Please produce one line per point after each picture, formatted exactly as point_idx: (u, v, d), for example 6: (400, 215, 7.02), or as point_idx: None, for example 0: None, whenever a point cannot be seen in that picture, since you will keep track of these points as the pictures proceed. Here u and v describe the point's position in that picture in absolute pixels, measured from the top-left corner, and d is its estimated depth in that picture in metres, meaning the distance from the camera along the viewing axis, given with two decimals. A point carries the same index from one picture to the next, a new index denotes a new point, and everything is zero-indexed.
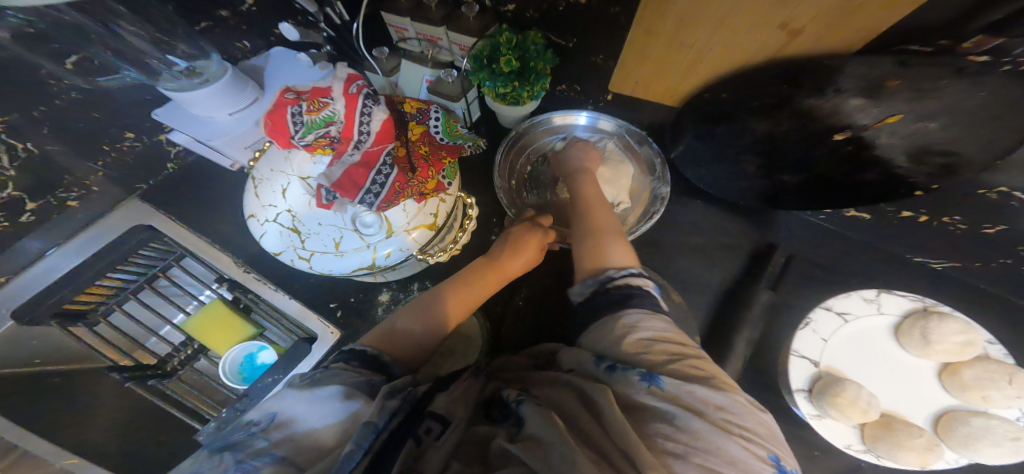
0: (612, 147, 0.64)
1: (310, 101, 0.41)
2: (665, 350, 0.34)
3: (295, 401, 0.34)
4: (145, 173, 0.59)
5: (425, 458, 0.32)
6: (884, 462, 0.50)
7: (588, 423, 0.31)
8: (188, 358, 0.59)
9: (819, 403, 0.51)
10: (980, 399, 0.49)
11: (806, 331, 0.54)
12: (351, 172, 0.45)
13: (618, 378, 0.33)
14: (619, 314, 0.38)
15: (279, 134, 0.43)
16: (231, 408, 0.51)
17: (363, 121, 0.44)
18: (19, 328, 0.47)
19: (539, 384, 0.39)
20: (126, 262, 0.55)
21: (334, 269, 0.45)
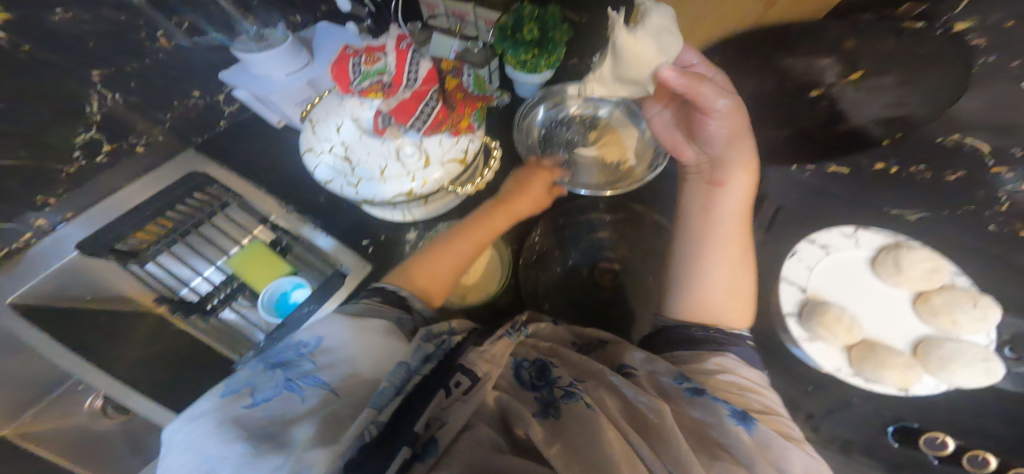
0: (617, 115, 0.71)
1: (368, 55, 0.51)
2: (756, 402, 0.40)
3: (338, 335, 0.38)
4: (198, 128, 0.66)
5: (452, 409, 0.33)
6: (873, 385, 0.54)
7: (648, 426, 0.36)
8: (226, 296, 0.63)
9: (808, 327, 0.56)
10: (949, 323, 0.55)
11: (792, 261, 0.61)
12: (403, 103, 0.53)
13: (705, 403, 0.38)
14: (718, 354, 0.45)
15: (341, 78, 0.53)
16: (268, 338, 0.55)
17: (412, 69, 0.53)
18: (82, 258, 0.55)
19: (587, 373, 0.42)
20: (175, 207, 0.61)
21: (377, 193, 0.54)
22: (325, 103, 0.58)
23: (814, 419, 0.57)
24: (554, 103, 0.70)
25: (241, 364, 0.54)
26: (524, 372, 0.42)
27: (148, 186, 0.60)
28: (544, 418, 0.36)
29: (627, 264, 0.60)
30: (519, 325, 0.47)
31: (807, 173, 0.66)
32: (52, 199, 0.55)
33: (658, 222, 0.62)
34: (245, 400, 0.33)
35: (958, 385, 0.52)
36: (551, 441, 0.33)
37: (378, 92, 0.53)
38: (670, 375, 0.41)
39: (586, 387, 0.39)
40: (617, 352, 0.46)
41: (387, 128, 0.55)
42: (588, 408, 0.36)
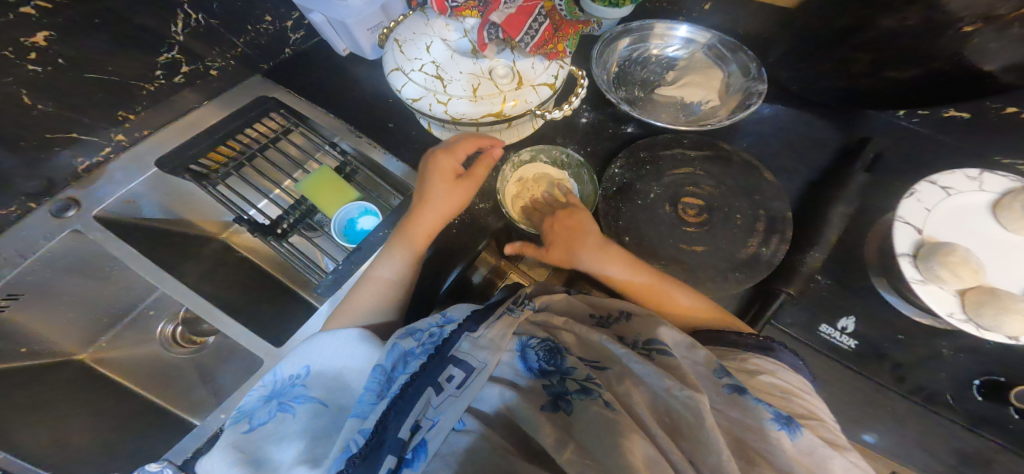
0: (701, 57, 0.66)
1: None
2: (801, 406, 0.38)
3: (323, 355, 0.41)
4: (267, 54, 0.64)
5: (445, 407, 0.35)
6: (986, 334, 0.44)
7: (684, 424, 0.34)
8: (296, 221, 0.61)
9: (927, 266, 0.47)
10: None
11: (910, 201, 0.52)
12: (511, 17, 0.52)
13: (748, 406, 0.35)
14: (752, 355, 0.43)
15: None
16: (346, 259, 0.54)
17: None
18: (157, 176, 0.56)
19: (608, 357, 0.40)
20: (246, 129, 0.60)
21: (466, 113, 0.51)
22: (410, 23, 0.56)
23: (915, 382, 0.49)
24: (634, 40, 0.67)
25: (320, 288, 0.53)
26: (533, 354, 0.39)
27: (218, 110, 0.60)
28: (554, 411, 0.34)
29: (715, 202, 0.56)
30: (524, 299, 0.45)
31: (914, 120, 0.60)
32: (131, 115, 0.55)
33: (748, 161, 0.58)
34: (243, 426, 0.37)
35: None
36: (563, 442, 0.32)
37: (473, 10, 0.55)
38: (711, 370, 0.38)
39: (609, 377, 0.38)
40: (638, 327, 0.44)
41: (489, 43, 0.54)
42: (609, 408, 0.34)
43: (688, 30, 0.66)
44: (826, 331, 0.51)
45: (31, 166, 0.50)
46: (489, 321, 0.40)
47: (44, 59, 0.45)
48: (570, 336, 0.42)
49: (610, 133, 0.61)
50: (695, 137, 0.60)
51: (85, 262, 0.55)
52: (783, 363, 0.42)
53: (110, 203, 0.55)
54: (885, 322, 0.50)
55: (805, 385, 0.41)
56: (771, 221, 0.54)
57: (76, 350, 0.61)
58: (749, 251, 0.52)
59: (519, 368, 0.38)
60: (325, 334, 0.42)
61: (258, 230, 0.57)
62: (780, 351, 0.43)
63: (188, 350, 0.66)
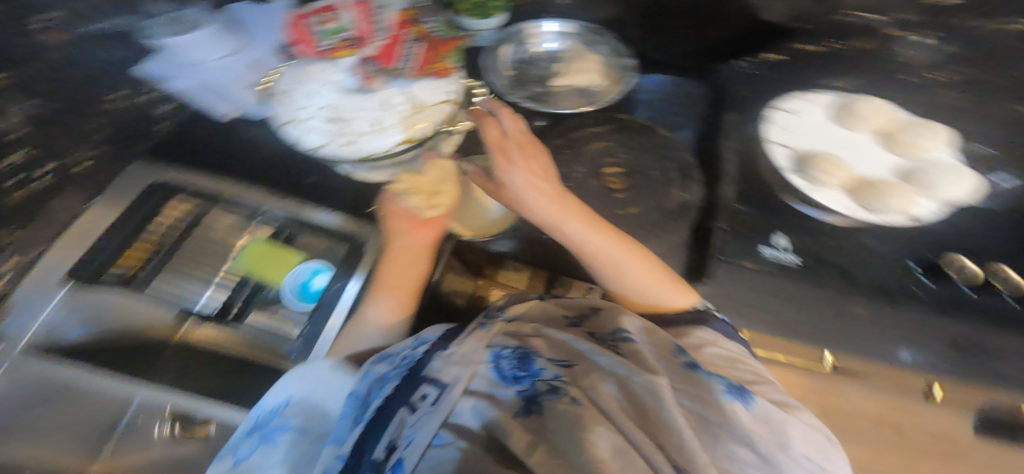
0: (575, 46, 0.71)
1: (329, 15, 0.61)
2: (747, 371, 0.39)
3: (302, 386, 0.42)
4: (142, 134, 0.56)
5: (416, 425, 0.33)
6: (886, 217, 0.55)
7: (646, 406, 0.31)
8: (248, 300, 0.53)
9: (808, 174, 0.57)
10: (914, 151, 0.60)
11: (774, 127, 0.63)
12: (382, 48, 0.61)
13: (698, 380, 0.34)
14: (696, 329, 0.45)
15: (308, 47, 0.60)
16: (309, 320, 0.50)
17: (378, 24, 0.63)
18: (77, 289, 0.44)
19: (575, 355, 0.38)
20: (159, 217, 0.51)
21: (375, 148, 0.56)
22: (289, 73, 0.59)
23: (847, 271, 0.56)
24: (516, 44, 0.71)
25: (292, 354, 0.48)
26: (505, 363, 0.37)
27: (110, 208, 0.49)
28: (526, 417, 0.32)
29: (634, 165, 0.62)
30: (495, 312, 0.45)
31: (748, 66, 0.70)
32: (5, 240, 0.46)
33: (646, 124, 0.65)
34: (228, 461, 0.39)
35: (949, 200, 0.56)
36: (532, 447, 0.29)
37: (349, 49, 0.61)
38: (667, 349, 0.37)
39: (576, 372, 0.35)
40: (605, 321, 0.42)
41: (374, 75, 0.60)
42: (574, 403, 0.31)
43: (556, 25, 0.72)
44: (770, 252, 0.57)
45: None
46: (460, 339, 0.41)
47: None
48: (539, 340, 0.40)
49: (525, 130, 0.65)
50: (596, 115, 0.66)
51: (32, 391, 0.40)
52: (716, 332, 0.44)
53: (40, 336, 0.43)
54: (804, 230, 0.58)
55: (745, 351, 0.43)
56: (683, 170, 0.61)
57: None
58: (676, 199, 0.59)
59: (493, 378, 0.36)
60: (302, 366, 0.43)
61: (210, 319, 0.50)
62: (714, 320, 0.46)
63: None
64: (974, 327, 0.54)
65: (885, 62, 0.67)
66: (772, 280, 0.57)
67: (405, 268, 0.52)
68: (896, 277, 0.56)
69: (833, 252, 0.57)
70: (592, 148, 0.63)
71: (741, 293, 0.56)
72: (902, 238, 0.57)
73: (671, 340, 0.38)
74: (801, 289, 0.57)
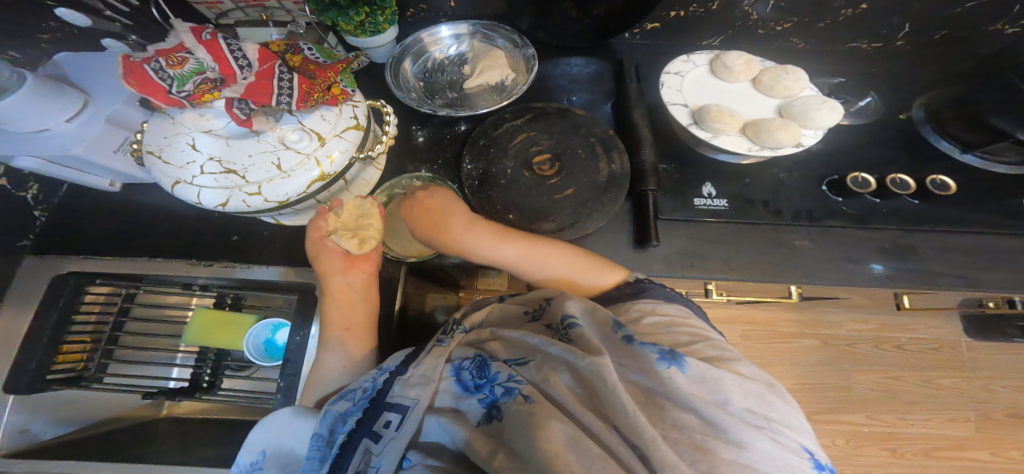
0: (475, 46, 0.72)
1: (167, 56, 0.42)
2: (685, 333, 0.42)
3: (270, 436, 0.42)
4: (18, 229, 0.54)
5: (385, 453, 0.37)
6: (780, 152, 0.62)
7: (599, 391, 0.36)
8: (215, 367, 0.59)
9: (707, 127, 0.63)
10: (783, 90, 0.68)
11: (668, 91, 0.68)
12: (253, 85, 0.45)
13: (636, 353, 0.38)
14: (643, 302, 0.48)
15: (153, 95, 0.42)
16: (282, 376, 0.52)
17: (236, 54, 0.45)
18: (21, 397, 0.50)
19: (530, 350, 0.42)
20: (77, 311, 0.53)
21: (288, 191, 0.47)
22: (154, 128, 0.48)
23: (771, 204, 0.63)
24: (415, 56, 0.70)
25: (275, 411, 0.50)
26: (467, 372, 0.41)
27: (23, 309, 0.52)
28: (489, 424, 0.38)
29: (559, 149, 0.63)
30: (454, 326, 0.47)
31: (636, 37, 0.76)
32: None
33: (561, 107, 0.67)
34: None
35: (824, 127, 0.64)
36: (496, 451, 0.36)
37: (212, 92, 0.44)
38: (609, 328, 0.41)
39: (532, 369, 0.40)
40: (557, 308, 0.46)
41: (251, 117, 0.46)
42: (527, 402, 0.37)
43: (450, 29, 0.71)
44: (701, 202, 0.62)
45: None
46: (418, 359, 0.42)
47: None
48: (496, 343, 0.44)
49: (450, 137, 0.64)
50: (513, 108, 0.67)
51: None
52: (654, 299, 0.48)
53: (4, 443, 0.49)
54: (730, 175, 0.65)
55: (680, 310, 0.46)
56: (604, 142, 0.64)
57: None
58: (605, 173, 0.61)
59: (456, 391, 0.41)
60: (262, 419, 0.42)
61: (180, 393, 0.54)
62: (654, 288, 0.50)
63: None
64: (896, 229, 0.61)
65: (761, 23, 0.74)
66: (713, 227, 0.61)
67: (352, 311, 0.52)
68: (808, 198, 0.63)
69: (754, 189, 0.64)
70: (517, 139, 0.64)
71: (687, 241, 0.60)
72: (800, 167, 0.66)
73: (610, 316, 0.42)
74: (741, 231, 0.61)
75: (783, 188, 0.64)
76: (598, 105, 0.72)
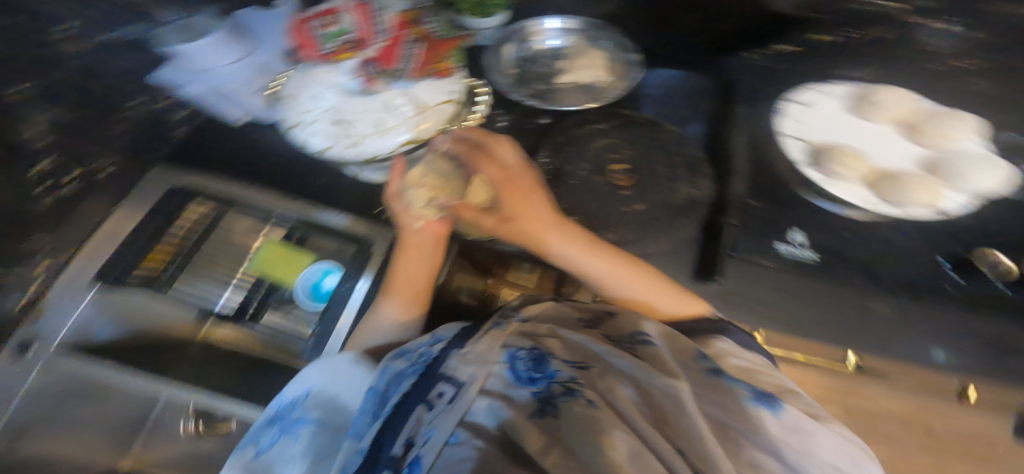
0: (580, 41, 0.71)
1: (329, 20, 0.60)
2: (770, 382, 0.37)
3: (324, 378, 0.41)
4: (153, 139, 0.58)
5: (437, 422, 0.32)
6: (907, 211, 0.53)
7: (670, 411, 0.31)
8: (262, 300, 0.55)
9: (824, 168, 0.56)
10: (941, 138, 0.57)
11: (786, 121, 0.62)
12: (382, 49, 0.59)
13: (724, 387, 0.34)
14: (713, 341, 0.44)
15: (309, 49, 0.59)
16: (322, 319, 0.51)
17: (377, 24, 0.60)
18: (105, 289, 0.47)
19: (592, 356, 0.38)
20: (180, 218, 0.55)
21: (381, 146, 0.56)
22: (296, 76, 0.59)
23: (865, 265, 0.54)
24: (517, 43, 0.71)
25: (306, 355, 0.49)
26: (521, 363, 0.37)
27: (134, 209, 0.52)
28: (541, 417, 0.32)
29: (639, 162, 0.60)
30: (510, 311, 0.44)
31: (760, 58, 0.71)
32: (39, 238, 0.47)
33: (650, 120, 0.64)
34: (249, 453, 0.38)
35: (979, 192, 0.54)
36: (550, 448, 0.29)
37: (350, 52, 0.60)
38: (688, 356, 0.38)
39: (594, 373, 0.36)
40: (624, 323, 0.44)
41: (375, 77, 0.59)
42: (590, 406, 0.32)
43: (558, 22, 0.72)
44: (788, 250, 0.55)
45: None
46: (476, 336, 0.40)
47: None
48: (554, 340, 0.40)
49: (529, 128, 0.64)
50: (601, 111, 0.66)
51: (76, 391, 0.45)
52: (736, 342, 0.44)
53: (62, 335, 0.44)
54: (835, 225, 0.55)
55: (765, 362, 0.41)
56: (690, 163, 0.60)
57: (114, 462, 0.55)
58: (682, 195, 0.57)
59: (508, 379, 0.35)
60: (320, 360, 0.43)
61: (224, 318, 0.51)
62: (733, 330, 0.46)
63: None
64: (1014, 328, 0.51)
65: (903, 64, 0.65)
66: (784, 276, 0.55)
67: (423, 264, 0.53)
68: (921, 270, 0.54)
69: (855, 246, 0.55)
70: (598, 144, 0.62)
71: (757, 287, 0.55)
72: (926, 232, 0.55)
73: (694, 346, 0.39)
74: (821, 290, 0.54)
75: (895, 253, 0.54)
76: (693, 121, 0.67)
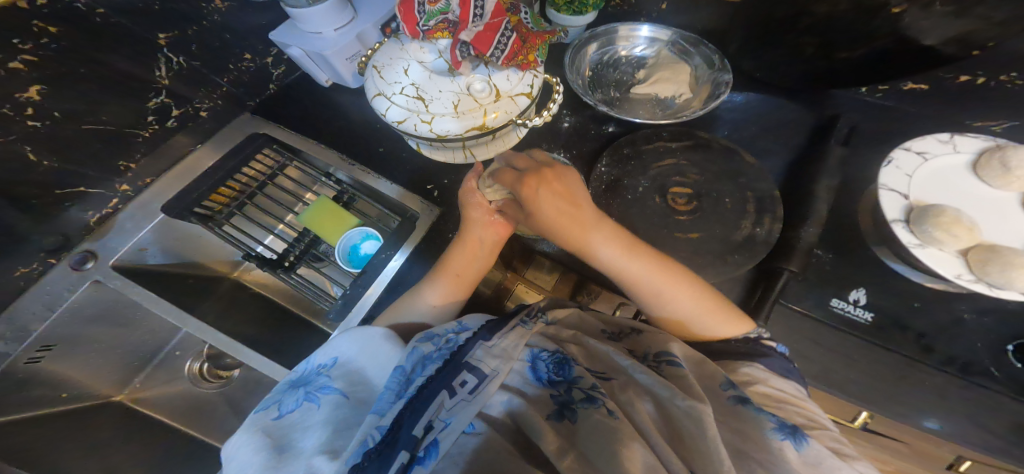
0: (668, 54, 0.70)
1: None
2: (798, 416, 0.39)
3: (353, 348, 0.43)
4: (252, 91, 0.65)
5: (456, 410, 0.35)
6: (998, 292, 0.45)
7: (684, 433, 0.35)
8: (302, 252, 0.58)
9: (920, 230, 0.48)
10: None
11: (889, 170, 0.54)
12: (480, 34, 0.50)
13: (747, 416, 0.37)
14: (740, 366, 0.44)
15: (407, 23, 0.53)
16: (353, 283, 0.53)
17: (478, 3, 0.51)
18: (169, 219, 0.55)
19: (615, 369, 0.41)
20: (250, 163, 0.59)
21: (451, 130, 0.51)
22: (385, 49, 0.56)
23: (926, 338, 0.48)
24: (602, 45, 0.70)
25: (331, 314, 0.51)
26: (543, 364, 0.40)
27: (214, 151, 0.60)
28: (559, 421, 0.36)
29: (703, 189, 0.57)
30: (536, 312, 0.45)
31: (877, 95, 0.68)
32: (132, 165, 0.55)
33: (727, 146, 0.60)
34: (273, 413, 0.40)
35: None
36: (564, 451, 0.33)
37: (445, 31, 0.52)
38: (717, 382, 0.40)
39: (614, 387, 0.39)
40: (644, 339, 0.46)
41: (463, 60, 0.53)
42: (610, 416, 0.35)
43: (649, 30, 0.70)
44: (839, 306, 0.50)
45: (43, 223, 0.50)
46: (502, 331, 0.41)
47: (39, 114, 0.46)
48: (577, 348, 0.43)
49: (594, 134, 0.63)
50: (673, 129, 0.62)
51: (111, 310, 0.54)
52: (772, 369, 0.44)
53: (125, 254, 0.54)
54: (897, 290, 0.51)
55: (797, 392, 0.42)
56: (761, 202, 0.55)
57: (114, 392, 0.62)
58: (744, 232, 0.53)
59: (528, 377, 0.39)
60: (355, 331, 0.45)
61: (264, 264, 0.54)
62: (773, 356, 0.45)
63: (216, 385, 0.68)
64: None
65: None
66: (836, 336, 0.50)
67: (473, 263, 0.52)
68: (985, 354, 0.47)
69: (917, 317, 0.49)
70: (666, 162, 0.59)
71: (802, 344, 0.50)
72: (996, 315, 0.49)
73: (721, 373, 0.41)
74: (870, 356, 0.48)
75: (963, 333, 0.48)
76: (770, 154, 0.63)
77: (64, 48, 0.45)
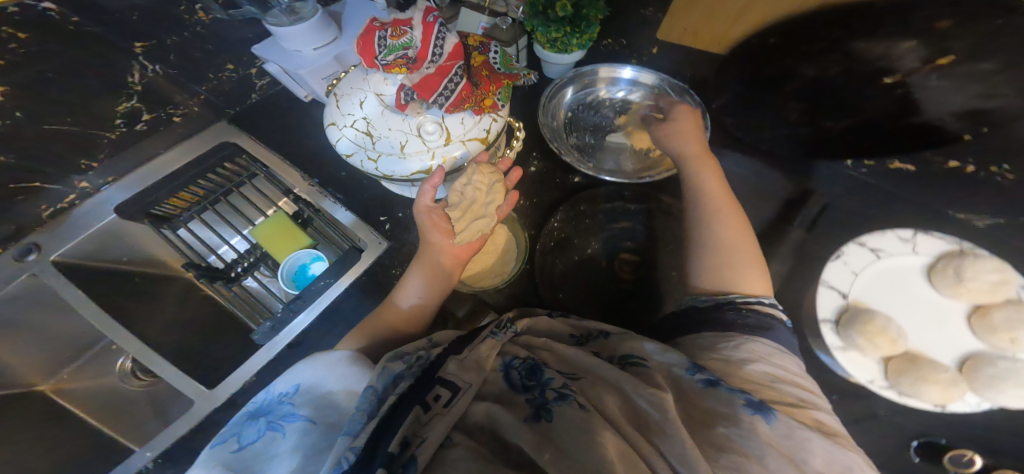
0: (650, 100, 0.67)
1: (393, 28, 0.49)
2: (793, 394, 0.37)
3: (316, 373, 0.41)
4: (231, 100, 0.65)
5: (432, 424, 0.32)
6: (907, 400, 0.50)
7: (651, 421, 0.33)
8: (252, 264, 0.63)
9: (845, 334, 0.53)
10: (1008, 341, 0.51)
11: (838, 264, 0.57)
12: (427, 78, 0.50)
13: (719, 396, 0.35)
14: (743, 342, 0.41)
15: (365, 53, 0.50)
16: (286, 306, 0.55)
17: (436, 44, 0.50)
18: (119, 221, 0.58)
19: (584, 368, 0.39)
20: (206, 176, 0.62)
21: (397, 170, 0.52)
22: (349, 77, 0.56)
23: None
24: (582, 85, 0.68)
25: (257, 335, 0.54)
26: (514, 373, 0.39)
27: (180, 156, 0.61)
28: (536, 422, 0.34)
29: (646, 257, 0.60)
30: (505, 323, 0.43)
31: (863, 171, 0.63)
32: (94, 164, 0.57)
33: None
34: (232, 446, 0.38)
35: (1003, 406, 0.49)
36: (542, 448, 0.32)
37: (401, 67, 0.50)
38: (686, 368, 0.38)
39: (581, 383, 0.37)
40: (616, 341, 0.44)
41: (409, 103, 0.53)
42: (583, 410, 0.34)
43: (632, 73, 0.67)
44: None
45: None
46: (471, 343, 0.40)
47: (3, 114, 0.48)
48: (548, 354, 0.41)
49: (559, 182, 0.63)
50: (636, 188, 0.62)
51: (50, 302, 0.57)
52: (772, 346, 0.41)
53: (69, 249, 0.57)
54: (824, 382, 0.53)
55: (796, 367, 0.40)
56: None
57: (39, 380, 0.60)
58: None
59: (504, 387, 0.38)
60: (319, 357, 0.43)
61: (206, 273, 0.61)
62: (778, 328, 0.43)
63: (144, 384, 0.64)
64: None
65: None
66: None
67: (432, 286, 0.51)
68: (891, 448, 0.51)
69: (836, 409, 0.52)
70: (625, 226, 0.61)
71: None
72: (911, 413, 0.51)
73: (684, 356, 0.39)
74: None
75: (878, 425, 0.51)
76: None
77: (32, 53, 0.47)
